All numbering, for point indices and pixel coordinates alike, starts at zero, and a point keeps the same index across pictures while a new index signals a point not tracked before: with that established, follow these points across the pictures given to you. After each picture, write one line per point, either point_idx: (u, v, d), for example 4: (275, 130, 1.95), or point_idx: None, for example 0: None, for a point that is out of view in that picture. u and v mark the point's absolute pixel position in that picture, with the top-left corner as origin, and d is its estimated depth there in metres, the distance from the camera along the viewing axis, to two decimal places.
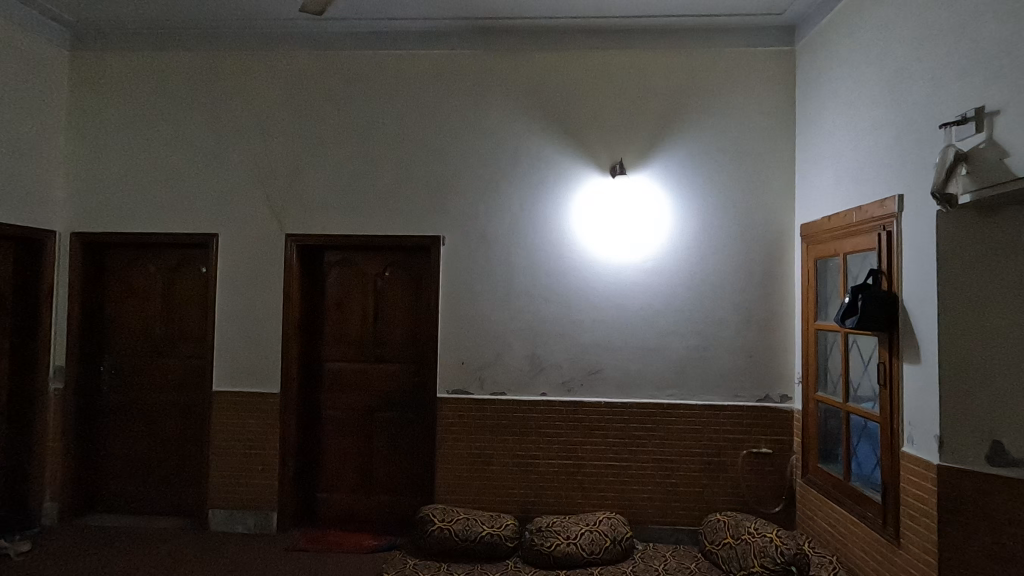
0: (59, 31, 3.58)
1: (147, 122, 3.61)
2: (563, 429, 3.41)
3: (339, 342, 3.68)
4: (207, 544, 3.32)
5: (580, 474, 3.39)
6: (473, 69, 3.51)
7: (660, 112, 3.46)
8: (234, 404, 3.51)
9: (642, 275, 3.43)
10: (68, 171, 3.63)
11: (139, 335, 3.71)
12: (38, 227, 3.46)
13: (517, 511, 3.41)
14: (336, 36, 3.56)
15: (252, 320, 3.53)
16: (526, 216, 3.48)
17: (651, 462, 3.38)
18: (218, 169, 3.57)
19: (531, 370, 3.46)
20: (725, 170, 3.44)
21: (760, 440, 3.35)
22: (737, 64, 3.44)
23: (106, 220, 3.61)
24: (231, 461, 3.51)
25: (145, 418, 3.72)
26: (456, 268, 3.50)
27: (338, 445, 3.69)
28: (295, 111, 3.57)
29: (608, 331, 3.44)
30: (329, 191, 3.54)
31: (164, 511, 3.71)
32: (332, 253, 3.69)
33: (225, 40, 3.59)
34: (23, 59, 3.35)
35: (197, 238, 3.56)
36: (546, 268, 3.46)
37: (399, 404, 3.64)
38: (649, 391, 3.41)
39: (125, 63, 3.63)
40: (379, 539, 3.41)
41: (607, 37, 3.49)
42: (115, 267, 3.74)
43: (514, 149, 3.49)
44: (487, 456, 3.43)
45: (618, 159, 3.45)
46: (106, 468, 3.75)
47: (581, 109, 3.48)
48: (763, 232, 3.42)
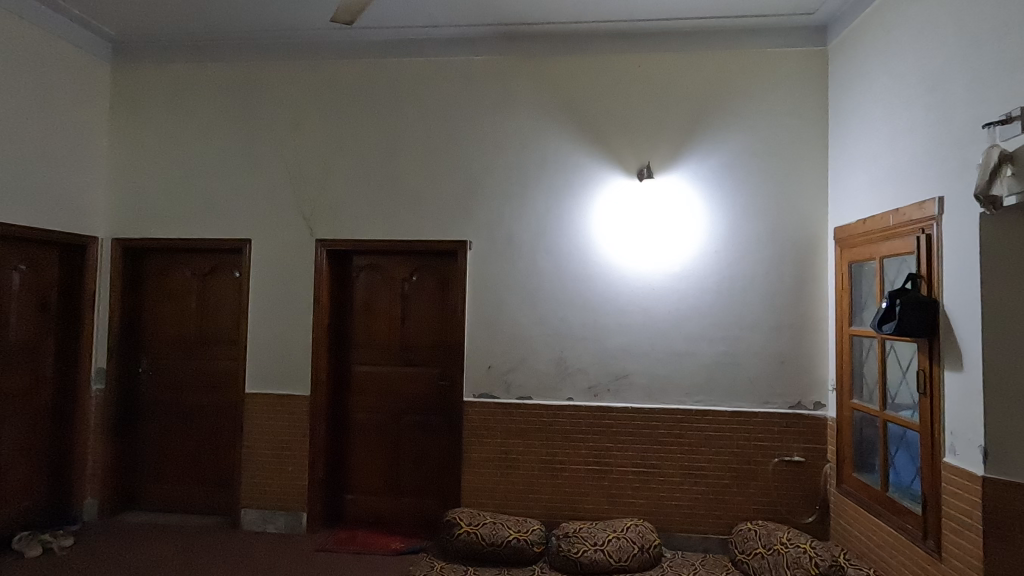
0: (101, 44, 3.73)
1: (182, 130, 3.72)
2: (589, 435, 3.39)
3: (367, 345, 3.73)
4: (240, 543, 3.39)
5: (607, 480, 3.37)
6: (499, 74, 3.54)
7: (688, 115, 3.42)
8: (265, 406, 3.59)
9: (670, 279, 3.39)
10: (108, 179, 3.77)
11: (176, 338, 3.82)
12: (81, 233, 3.59)
13: (543, 516, 3.40)
14: (365, 45, 3.62)
15: (283, 324, 3.60)
16: (552, 221, 3.48)
17: (679, 469, 3.33)
18: (250, 175, 3.66)
19: (557, 374, 3.45)
20: (756, 173, 3.38)
21: (792, 448, 3.29)
22: (766, 65, 3.39)
23: (144, 226, 3.72)
24: (262, 462, 3.58)
25: (181, 418, 3.82)
26: (483, 272, 3.52)
27: (366, 448, 3.73)
28: (325, 119, 3.64)
29: (635, 336, 3.41)
30: (358, 197, 3.60)
31: (199, 510, 3.80)
32: (360, 257, 3.75)
33: (257, 51, 3.70)
34: (67, 72, 3.50)
35: (230, 243, 3.65)
36: (573, 272, 3.45)
37: (426, 407, 3.67)
38: (677, 397, 3.37)
39: (163, 74, 3.76)
40: (406, 541, 3.44)
41: (634, 40, 3.47)
42: (153, 272, 3.86)
43: (540, 154, 3.50)
44: (513, 460, 3.43)
45: (645, 161, 3.43)
46: (143, 467, 3.86)
47: (608, 113, 3.47)
48: (795, 235, 3.35)
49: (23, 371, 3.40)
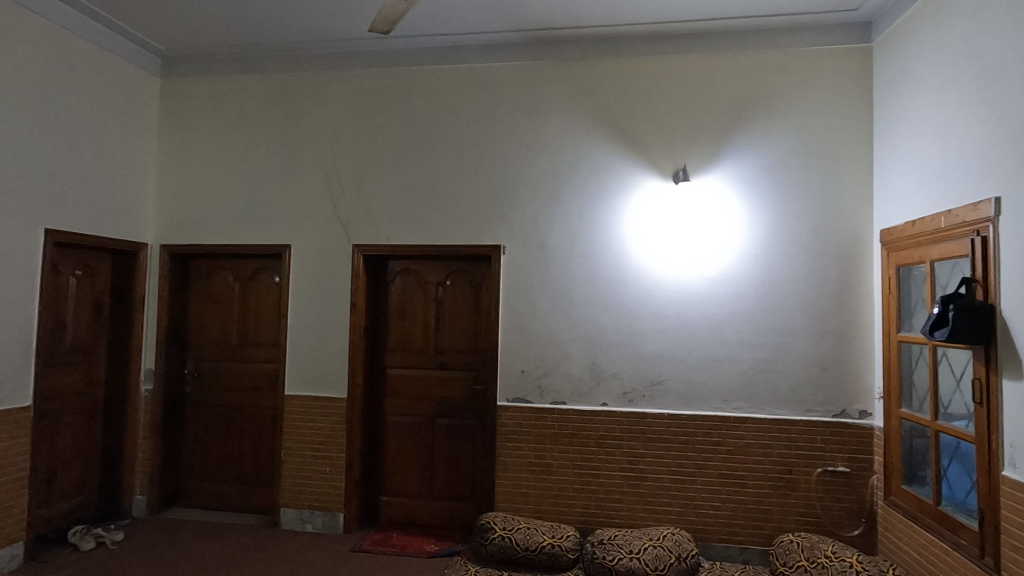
0: (151, 59, 3.89)
1: (226, 140, 3.85)
2: (624, 441, 3.35)
3: (402, 349, 3.77)
4: (280, 541, 3.47)
5: (642, 487, 3.32)
6: (533, 78, 3.55)
7: (724, 116, 3.36)
8: (304, 407, 3.67)
9: (707, 283, 3.33)
10: (156, 188, 3.93)
11: (219, 341, 3.94)
12: (131, 240, 3.76)
13: (577, 522, 3.37)
14: (400, 53, 3.68)
15: (321, 327, 3.68)
16: (586, 225, 3.46)
17: (716, 477, 3.26)
18: (290, 182, 3.76)
19: (591, 380, 3.42)
20: (797, 174, 3.30)
21: (836, 458, 3.18)
22: (806, 63, 3.31)
23: (189, 232, 3.87)
24: (301, 462, 3.66)
25: (224, 418, 3.94)
26: (516, 276, 3.52)
27: (401, 450, 3.77)
28: (361, 127, 3.71)
29: (670, 341, 3.36)
30: (393, 203, 3.65)
31: (240, 508, 3.91)
32: (395, 262, 3.80)
33: (297, 61, 3.80)
34: (119, 86, 3.67)
35: (271, 249, 3.75)
36: (606, 276, 3.43)
37: (460, 411, 3.69)
38: (714, 403, 3.30)
39: (208, 86, 3.90)
40: (440, 544, 3.46)
41: (669, 41, 3.43)
42: (198, 276, 3.99)
43: (574, 158, 3.49)
44: (547, 465, 3.42)
45: (680, 164, 3.39)
46: (188, 465, 4.00)
47: (642, 115, 3.44)
48: (838, 237, 3.25)
49: (78, 372, 3.57)
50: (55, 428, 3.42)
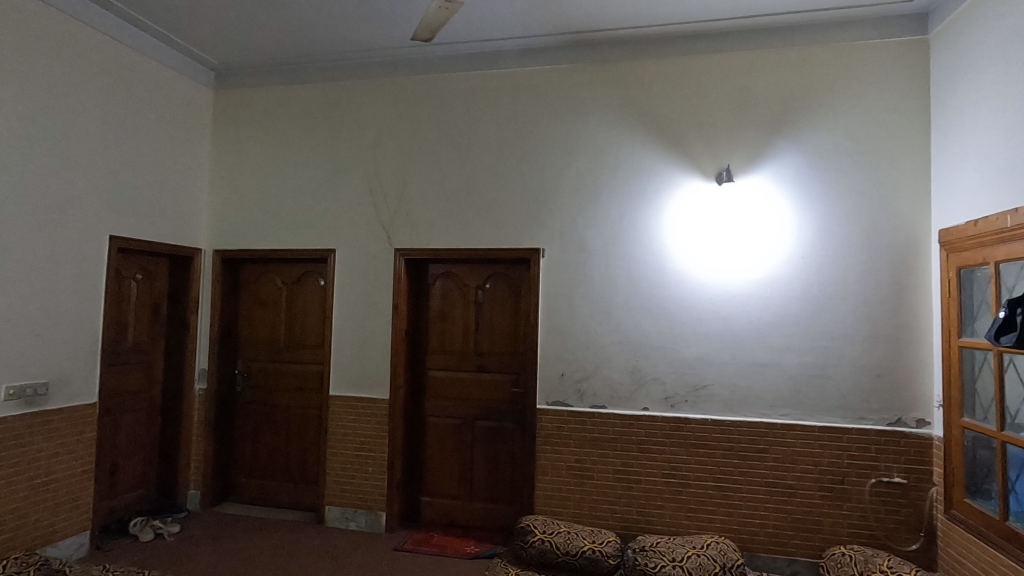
0: (204, 73, 4.08)
1: (274, 148, 4.00)
2: (666, 446, 3.29)
3: (442, 351, 3.82)
4: (325, 538, 3.56)
5: (685, 493, 3.26)
6: (571, 81, 3.55)
7: (772, 114, 3.28)
8: (348, 408, 3.76)
9: (752, 287, 3.25)
10: (209, 195, 4.11)
11: (267, 342, 4.09)
12: (187, 245, 3.94)
13: (618, 528, 3.33)
14: (441, 60, 3.74)
15: (364, 330, 3.77)
16: (626, 227, 3.43)
17: (763, 486, 3.17)
18: (334, 188, 3.87)
19: (632, 384, 3.38)
20: (848, 173, 3.19)
21: (892, 469, 3.04)
22: (857, 58, 3.19)
23: (240, 237, 4.02)
24: (345, 461, 3.75)
25: (272, 417, 4.07)
26: (555, 280, 3.52)
27: (442, 451, 3.81)
28: (403, 134, 3.78)
29: (714, 345, 3.29)
30: (433, 207, 3.71)
31: (287, 505, 4.03)
32: (436, 265, 3.85)
33: (341, 71, 3.91)
34: (175, 99, 3.86)
35: (316, 253, 3.87)
36: (647, 280, 3.39)
37: (499, 414, 3.71)
38: (761, 409, 3.21)
39: (257, 97, 4.06)
40: (480, 546, 3.48)
41: (713, 40, 3.37)
42: (248, 280, 4.15)
43: (613, 160, 3.47)
44: (587, 469, 3.39)
45: (724, 164, 3.32)
46: (239, 462, 4.15)
47: (683, 116, 3.39)
48: (893, 238, 3.12)
49: (138, 371, 3.76)
50: (117, 424, 3.60)
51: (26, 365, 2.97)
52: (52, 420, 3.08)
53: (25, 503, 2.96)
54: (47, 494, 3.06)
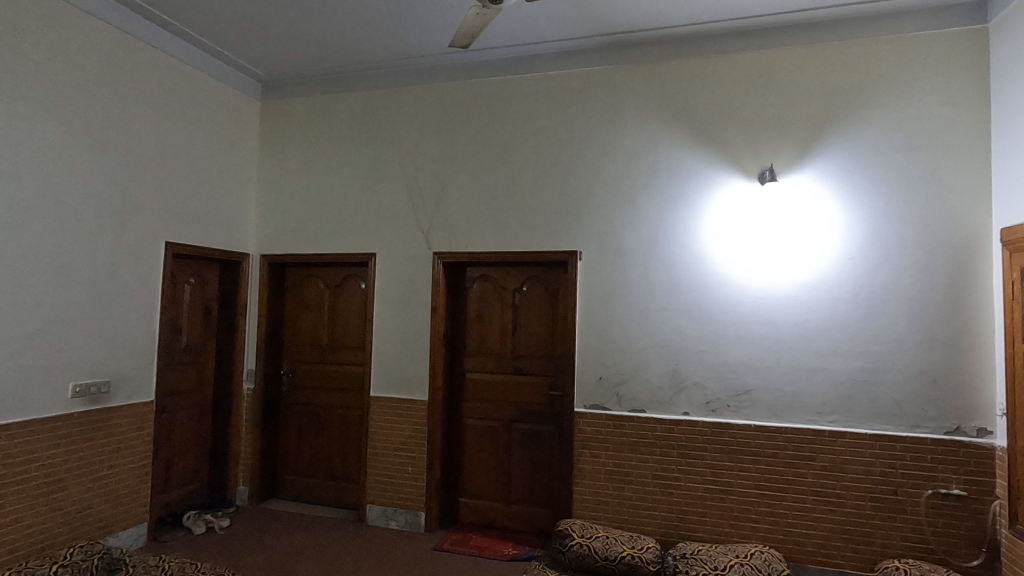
0: (253, 85, 4.25)
1: (317, 156, 4.12)
2: (707, 452, 3.22)
3: (480, 353, 3.86)
4: (367, 536, 3.64)
5: (727, 501, 3.18)
6: (608, 83, 3.53)
7: (818, 111, 3.18)
8: (388, 408, 3.83)
9: (798, 289, 3.15)
10: (257, 202, 4.27)
11: (311, 344, 4.21)
12: (236, 251, 4.10)
13: (658, 534, 3.28)
14: (478, 66, 3.78)
15: (404, 332, 3.84)
16: (665, 228, 3.39)
17: (810, 495, 3.07)
18: (374, 193, 3.96)
19: (671, 388, 3.33)
20: (900, 170, 3.06)
21: (950, 480, 2.89)
22: (909, 51, 3.07)
23: (285, 242, 4.16)
24: (385, 461, 3.82)
25: (316, 417, 4.20)
26: (593, 282, 3.51)
27: (479, 453, 3.85)
28: (441, 139, 3.84)
29: (757, 349, 3.21)
30: (470, 211, 3.75)
31: (330, 503, 4.14)
32: (474, 269, 3.89)
33: (381, 79, 4.00)
34: (225, 110, 4.04)
35: (357, 257, 3.97)
36: (687, 282, 3.33)
37: (537, 417, 3.71)
38: (807, 416, 3.11)
39: (301, 107, 4.20)
40: (518, 548, 3.49)
41: (756, 37, 3.30)
42: (293, 283, 4.29)
43: (651, 161, 3.43)
44: (625, 473, 3.36)
45: (767, 164, 3.24)
46: (284, 460, 4.29)
47: (724, 115, 3.32)
48: (950, 238, 2.97)
49: (191, 370, 3.93)
50: (172, 421, 3.78)
51: (90, 365, 3.15)
52: (113, 417, 3.26)
53: (89, 495, 3.13)
54: (108, 487, 3.23)
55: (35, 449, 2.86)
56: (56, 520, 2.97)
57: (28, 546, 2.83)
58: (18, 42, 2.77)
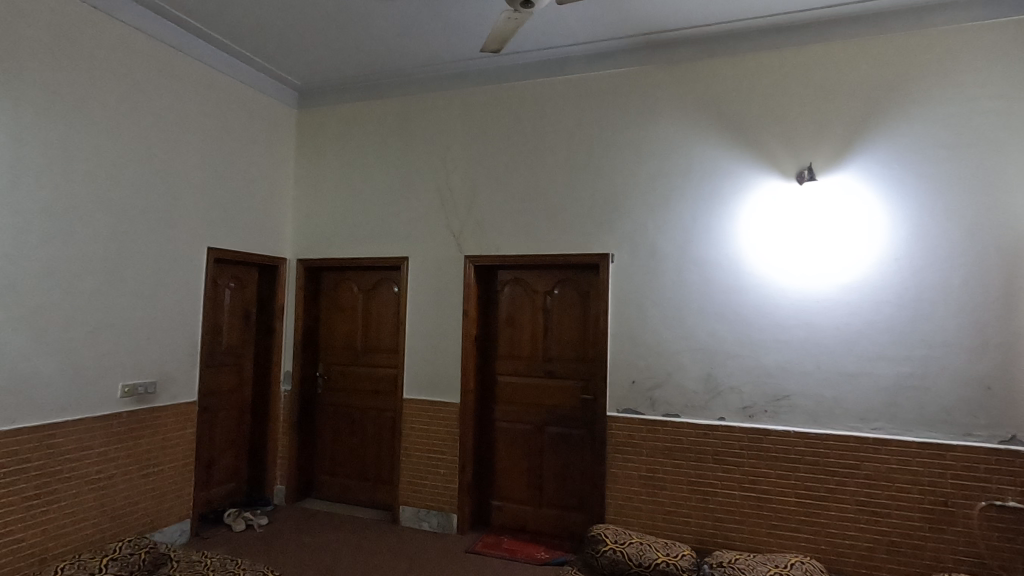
0: (289, 94, 4.36)
1: (352, 161, 4.20)
2: (744, 458, 3.15)
3: (511, 356, 3.86)
4: (400, 537, 3.68)
5: (765, 509, 3.10)
6: (640, 84, 3.50)
7: (859, 108, 3.08)
8: (420, 410, 3.87)
9: (839, 291, 3.06)
10: (293, 208, 4.38)
11: (346, 347, 4.29)
12: (274, 256, 4.21)
13: (693, 542, 3.22)
14: (509, 70, 3.80)
15: (436, 334, 3.87)
16: (699, 230, 3.33)
17: (853, 505, 2.97)
18: (406, 197, 4.01)
19: (706, 392, 3.27)
20: (949, 168, 2.94)
21: (1005, 492, 2.75)
22: (955, 43, 2.95)
23: (320, 247, 4.25)
24: (418, 462, 3.86)
25: (351, 418, 4.27)
26: (625, 285, 3.47)
27: (511, 455, 3.85)
28: (472, 144, 3.87)
29: (796, 354, 3.12)
30: (502, 214, 3.77)
31: (364, 503, 4.20)
32: (505, 272, 3.90)
33: (413, 85, 4.05)
34: (264, 119, 4.15)
35: (390, 261, 4.02)
36: (722, 284, 3.27)
37: (568, 421, 3.69)
38: (850, 422, 3.01)
39: (336, 114, 4.29)
40: (550, 552, 3.47)
41: (793, 33, 3.22)
42: (328, 287, 4.38)
43: (684, 161, 3.38)
44: (659, 479, 3.30)
45: (806, 162, 3.16)
46: (319, 460, 4.37)
47: (760, 113, 3.26)
48: (1003, 237, 2.83)
49: (231, 372, 4.05)
50: (213, 421, 3.90)
51: (138, 366, 3.28)
52: (158, 416, 3.38)
53: (137, 491, 3.25)
54: (154, 483, 3.36)
55: (87, 446, 2.99)
56: (106, 515, 3.09)
57: (80, 539, 2.96)
58: (70, 57, 2.91)
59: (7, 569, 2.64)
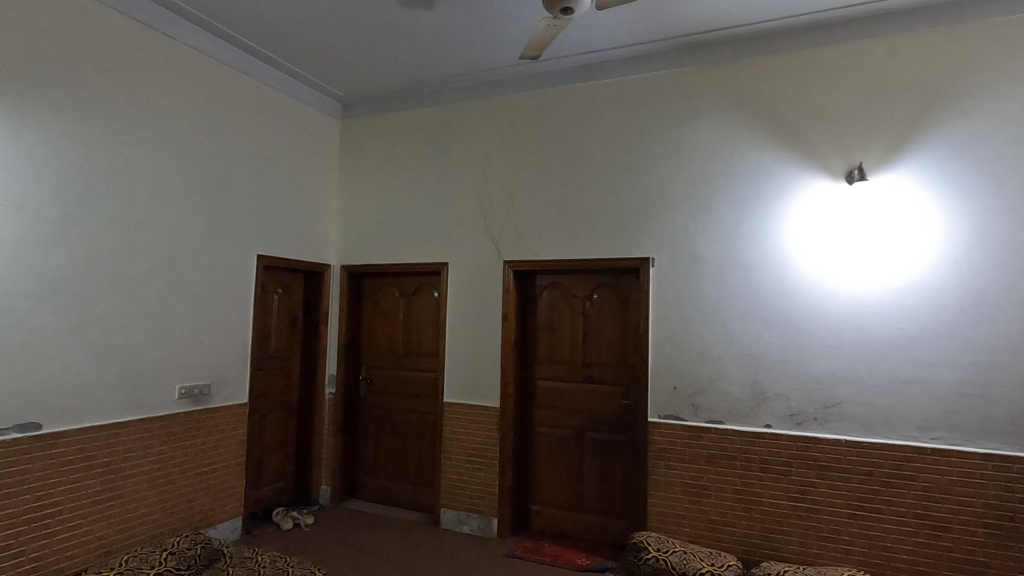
0: (333, 106, 4.50)
1: (393, 169, 4.30)
2: (793, 467, 3.06)
3: (550, 361, 3.87)
4: (442, 539, 3.72)
5: (815, 520, 3.00)
6: (679, 86, 3.47)
7: (911, 104, 2.97)
8: (461, 414, 3.91)
9: (892, 295, 2.94)
10: (337, 216, 4.51)
11: (388, 351, 4.38)
12: (318, 262, 4.34)
13: (739, 552, 3.15)
14: (546, 76, 3.82)
15: (476, 339, 3.91)
16: (743, 233, 3.26)
17: (910, 518, 2.84)
18: (446, 204, 4.08)
19: (751, 399, 3.20)
20: (1012, 166, 2.79)
21: None
22: (1016, 33, 2.81)
23: (363, 253, 4.36)
24: (458, 466, 3.90)
25: (392, 421, 4.35)
26: (666, 290, 3.43)
27: (551, 460, 3.85)
28: (510, 150, 3.91)
29: (846, 360, 3.02)
30: (540, 219, 3.78)
31: (406, 505, 4.27)
32: (544, 276, 3.91)
33: (452, 93, 4.12)
34: (309, 130, 4.30)
35: (431, 267, 4.09)
36: (767, 288, 3.19)
37: (609, 426, 3.66)
38: (906, 432, 2.89)
39: (378, 124, 4.40)
40: (591, 559, 3.44)
41: (839, 30, 3.13)
42: (370, 292, 4.49)
43: (727, 162, 3.33)
44: (703, 487, 3.24)
45: (855, 162, 3.06)
46: (363, 462, 4.47)
47: (805, 113, 3.18)
48: None
49: (279, 375, 4.19)
50: (262, 422, 4.04)
51: (193, 368, 3.43)
52: (212, 416, 3.52)
53: (193, 488, 3.40)
54: (209, 482, 3.50)
55: (147, 445, 3.15)
56: (164, 511, 3.24)
57: (142, 533, 3.12)
58: (132, 77, 3.10)
59: (75, 559, 2.80)
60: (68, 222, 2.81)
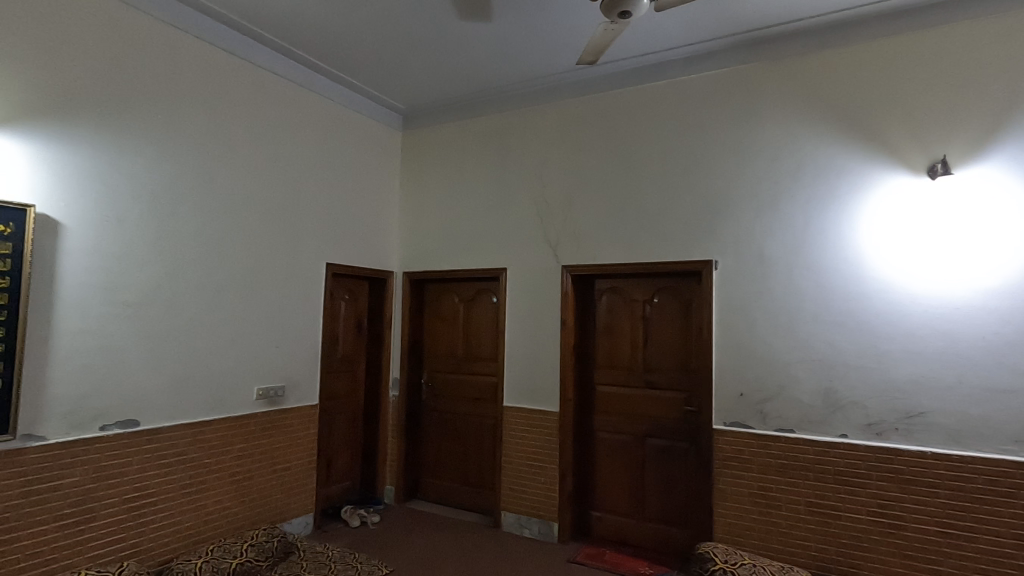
0: (395, 118, 4.67)
1: (453, 177, 4.41)
2: (872, 480, 2.89)
3: (610, 365, 3.84)
4: (503, 542, 3.76)
5: (898, 537, 2.82)
6: (743, 83, 3.38)
7: (1000, 91, 2.76)
8: (521, 418, 3.94)
9: (982, 296, 2.74)
10: (400, 224, 4.67)
11: (449, 355, 4.48)
12: (383, 269, 4.50)
13: (813, 567, 3.00)
14: (604, 80, 3.81)
15: (535, 343, 3.93)
16: (813, 233, 3.13)
17: (1009, 539, 2.62)
18: (504, 209, 4.14)
19: (825, 407, 3.05)
20: None
21: None
22: None
23: (424, 260, 4.49)
24: (519, 469, 3.93)
25: (454, 424, 4.44)
26: (731, 293, 3.34)
27: (611, 466, 3.81)
28: (568, 154, 3.92)
29: (932, 366, 2.83)
30: (599, 222, 3.77)
31: (467, 507, 4.34)
32: (603, 280, 3.89)
33: (509, 101, 4.19)
34: (374, 142, 4.48)
35: (490, 272, 4.16)
36: (840, 290, 3.05)
37: (672, 432, 3.59)
38: (1003, 445, 2.67)
39: (438, 133, 4.53)
40: (654, 568, 3.37)
41: (917, 16, 2.96)
42: (431, 298, 4.61)
43: (795, 160, 3.21)
44: (773, 498, 3.12)
45: (938, 155, 2.87)
46: (425, 464, 4.58)
47: (879, 105, 3.02)
48: None
49: (347, 377, 4.37)
50: (331, 423, 4.22)
51: (270, 371, 3.64)
52: (287, 416, 3.72)
53: (269, 484, 3.59)
54: (284, 478, 3.69)
55: (230, 443, 3.37)
56: (244, 505, 3.44)
57: (225, 525, 3.32)
58: (215, 99, 3.34)
59: (167, 548, 3.02)
60: (161, 235, 3.06)
